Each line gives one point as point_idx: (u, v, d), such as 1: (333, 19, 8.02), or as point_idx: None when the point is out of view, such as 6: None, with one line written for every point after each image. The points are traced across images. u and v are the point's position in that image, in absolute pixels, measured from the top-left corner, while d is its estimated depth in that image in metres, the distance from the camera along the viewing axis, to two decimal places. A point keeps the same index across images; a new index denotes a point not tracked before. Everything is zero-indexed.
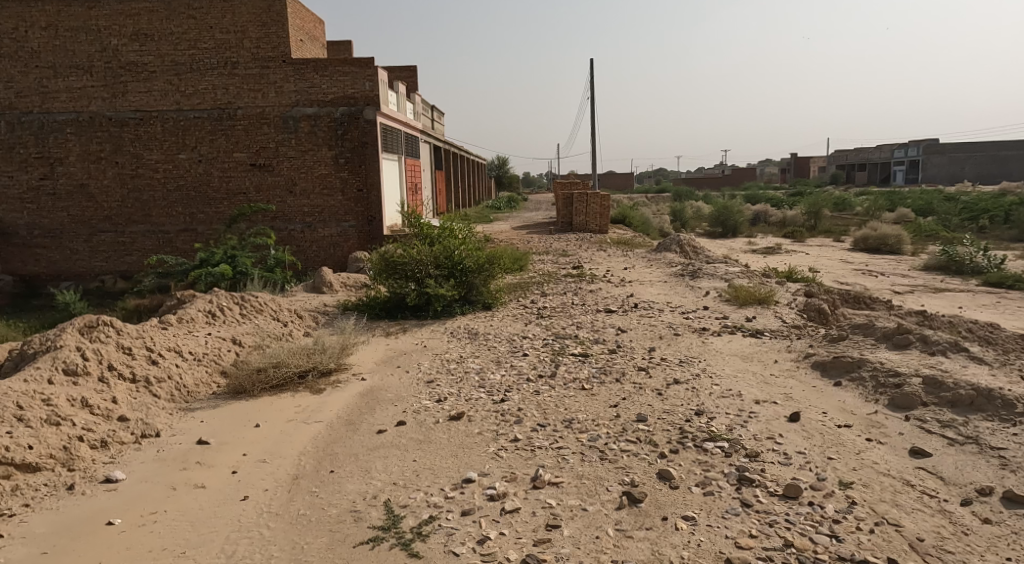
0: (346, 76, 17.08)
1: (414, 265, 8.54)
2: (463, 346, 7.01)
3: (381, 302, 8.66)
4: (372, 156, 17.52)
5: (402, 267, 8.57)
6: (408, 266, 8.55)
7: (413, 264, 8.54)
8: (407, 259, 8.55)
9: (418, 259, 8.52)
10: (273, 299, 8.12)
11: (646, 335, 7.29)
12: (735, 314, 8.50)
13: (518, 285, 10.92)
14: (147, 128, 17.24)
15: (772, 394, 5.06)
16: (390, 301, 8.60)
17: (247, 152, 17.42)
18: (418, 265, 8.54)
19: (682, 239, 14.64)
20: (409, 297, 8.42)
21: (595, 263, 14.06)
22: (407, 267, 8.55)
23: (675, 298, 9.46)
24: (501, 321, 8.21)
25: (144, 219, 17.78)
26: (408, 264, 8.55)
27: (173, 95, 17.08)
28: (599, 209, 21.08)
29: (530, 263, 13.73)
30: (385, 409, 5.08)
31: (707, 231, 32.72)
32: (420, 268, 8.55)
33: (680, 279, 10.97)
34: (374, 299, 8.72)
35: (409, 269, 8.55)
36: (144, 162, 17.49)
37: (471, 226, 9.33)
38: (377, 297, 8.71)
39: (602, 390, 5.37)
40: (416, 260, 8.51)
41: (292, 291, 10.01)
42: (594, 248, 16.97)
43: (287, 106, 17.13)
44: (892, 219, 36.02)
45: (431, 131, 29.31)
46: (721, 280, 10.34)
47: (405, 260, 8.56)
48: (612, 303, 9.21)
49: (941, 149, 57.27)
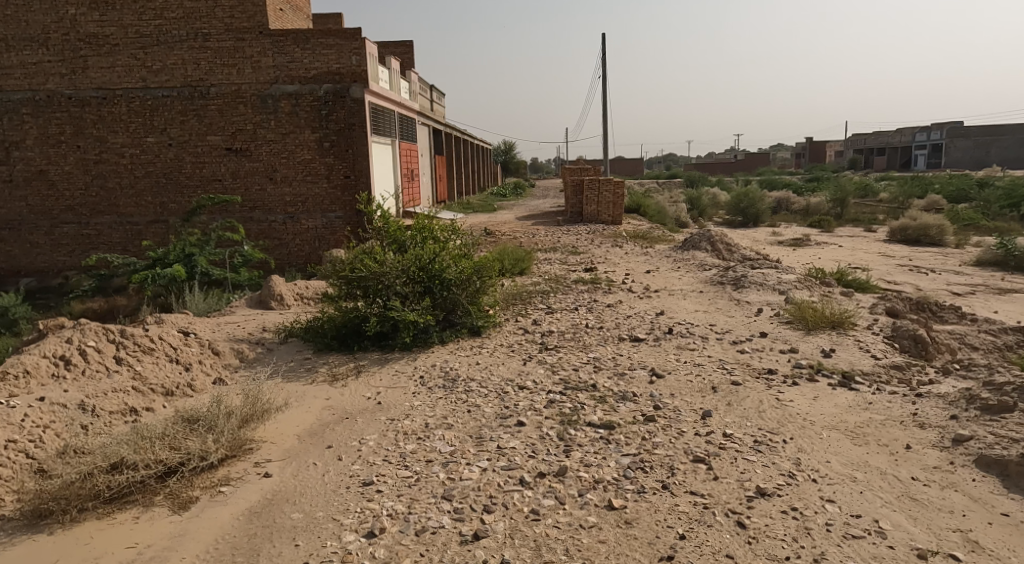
0: (331, 49, 14.92)
1: (376, 278, 6.42)
2: (433, 405, 4.91)
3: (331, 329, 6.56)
4: (360, 139, 15.40)
5: (360, 279, 6.47)
6: (369, 279, 6.44)
7: (374, 274, 6.42)
8: (366, 270, 6.43)
9: (383, 271, 6.40)
10: (195, 330, 6.05)
11: (694, 387, 5.17)
12: (805, 345, 6.38)
13: (518, 295, 8.81)
14: (110, 109, 15.12)
15: (940, 536, 2.98)
16: (344, 327, 6.49)
17: (222, 135, 15.29)
18: (382, 279, 6.42)
19: (713, 234, 12.44)
20: (370, 322, 6.32)
21: (611, 263, 11.92)
22: (367, 280, 6.45)
23: (720, 319, 7.36)
24: (491, 356, 6.11)
25: (110, 209, 15.70)
26: (370, 275, 6.43)
27: (139, 71, 14.93)
28: (612, 196, 18.87)
29: (534, 265, 11.58)
30: (276, 555, 3.00)
31: (726, 220, 30.46)
32: (384, 280, 6.42)
33: (719, 288, 8.85)
34: (322, 320, 6.60)
35: (370, 282, 6.44)
36: (108, 146, 15.40)
37: (457, 225, 7.23)
38: (325, 322, 6.60)
39: (642, 513, 3.26)
40: (378, 272, 6.38)
41: (238, 307, 7.90)
42: (609, 244, 14.86)
43: (266, 84, 15.00)
44: (923, 206, 33.62)
45: (429, 113, 27.07)
46: (773, 292, 8.17)
47: (365, 270, 6.44)
48: (638, 327, 7.08)
49: (967, 133, 54.56)
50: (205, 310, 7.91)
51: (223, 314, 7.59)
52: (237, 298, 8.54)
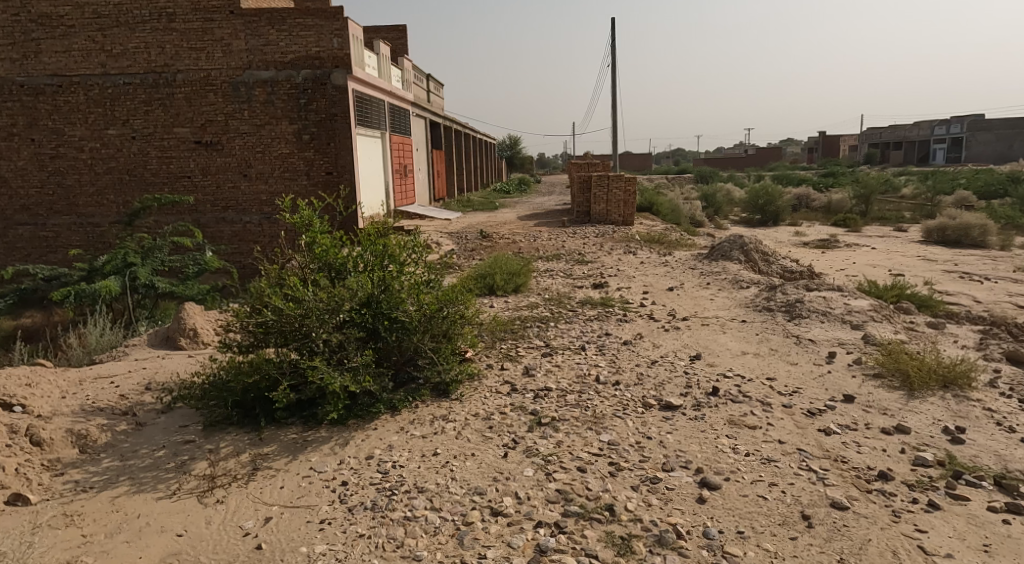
0: (309, 30, 13.05)
1: (293, 322, 4.41)
2: (345, 558, 2.97)
3: (223, 393, 4.51)
4: (343, 132, 13.46)
5: (271, 322, 4.44)
6: (283, 323, 4.41)
7: (290, 317, 4.40)
8: (277, 309, 4.40)
9: (303, 312, 4.37)
10: (37, 408, 4.13)
11: (774, 515, 3.21)
12: (918, 417, 4.41)
13: (512, 328, 6.84)
14: (67, 98, 13.15)
15: None
16: (245, 392, 4.46)
17: (190, 126, 13.34)
18: (301, 322, 4.41)
19: (746, 242, 10.43)
20: (278, 384, 4.35)
21: (627, 278, 9.94)
22: (279, 324, 4.43)
23: (780, 369, 5.38)
24: (459, 442, 4.16)
25: (69, 210, 13.72)
26: (285, 318, 4.41)
27: (98, 56, 12.98)
28: (623, 194, 16.86)
29: (535, 280, 9.61)
30: None
31: (743, 218, 28.33)
32: (305, 325, 4.39)
33: (769, 317, 6.88)
34: (217, 376, 4.61)
35: (285, 328, 4.42)
36: (66, 139, 13.42)
37: (419, 240, 5.26)
38: (218, 382, 4.58)
39: None
40: (296, 312, 4.36)
41: (146, 348, 5.95)
42: (622, 250, 12.90)
43: (237, 69, 13.06)
44: (952, 202, 31.44)
45: (425, 105, 25.08)
46: (843, 326, 6.21)
47: (275, 310, 4.41)
48: (671, 384, 5.10)
49: (989, 126, 52.08)
50: (111, 353, 5.93)
51: (128, 359, 5.60)
52: (157, 329, 6.57)
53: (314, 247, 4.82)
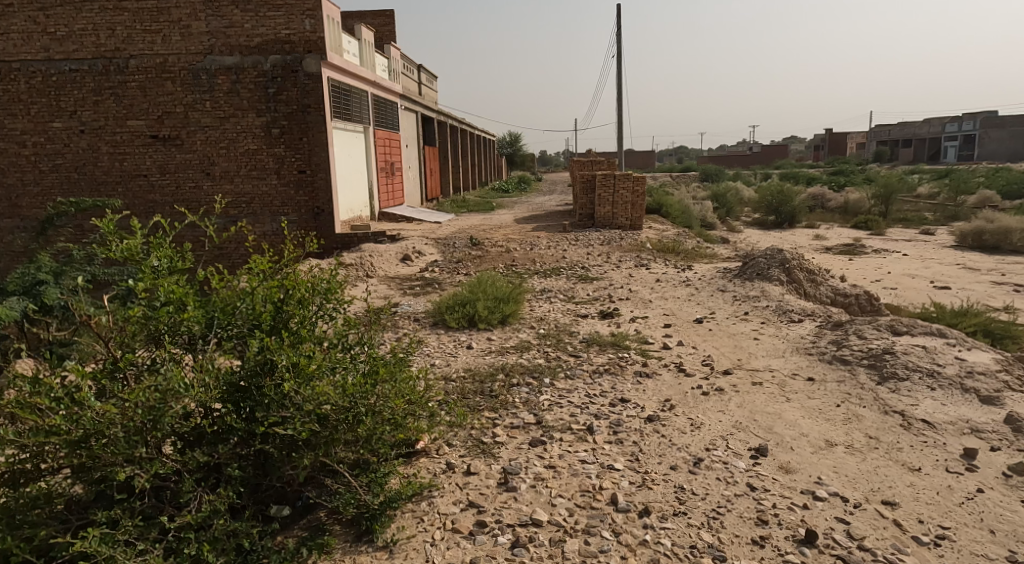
0: (279, 10, 11.11)
1: (67, 448, 2.47)
2: None
3: None
4: (314, 125, 11.50)
5: (38, 448, 2.53)
6: (52, 452, 2.50)
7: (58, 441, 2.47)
8: (35, 424, 2.46)
9: (82, 434, 2.43)
10: None
11: None
12: None
13: (501, 394, 4.87)
14: (6, 87, 11.13)
15: None
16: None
17: (145, 119, 11.34)
18: (81, 447, 2.45)
19: (788, 256, 8.51)
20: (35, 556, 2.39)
21: (645, 303, 7.98)
22: (46, 450, 2.51)
23: (898, 480, 3.47)
24: None
25: (10, 212, 11.67)
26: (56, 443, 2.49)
27: (40, 38, 10.94)
28: (631, 196, 14.99)
29: (531, 308, 7.67)
30: None
31: (754, 219, 26.29)
32: (86, 456, 2.45)
33: (851, 374, 4.92)
34: None
35: (58, 459, 2.51)
36: (5, 133, 11.37)
37: (334, 280, 3.32)
38: None
39: None
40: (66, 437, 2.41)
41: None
42: (633, 263, 10.98)
43: (196, 54, 11.10)
44: (976, 203, 29.24)
45: (415, 97, 23.10)
46: (968, 400, 4.29)
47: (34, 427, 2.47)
48: (733, 517, 3.16)
49: (1004, 123, 49.60)
50: None
51: None
52: None
53: (144, 301, 2.88)
